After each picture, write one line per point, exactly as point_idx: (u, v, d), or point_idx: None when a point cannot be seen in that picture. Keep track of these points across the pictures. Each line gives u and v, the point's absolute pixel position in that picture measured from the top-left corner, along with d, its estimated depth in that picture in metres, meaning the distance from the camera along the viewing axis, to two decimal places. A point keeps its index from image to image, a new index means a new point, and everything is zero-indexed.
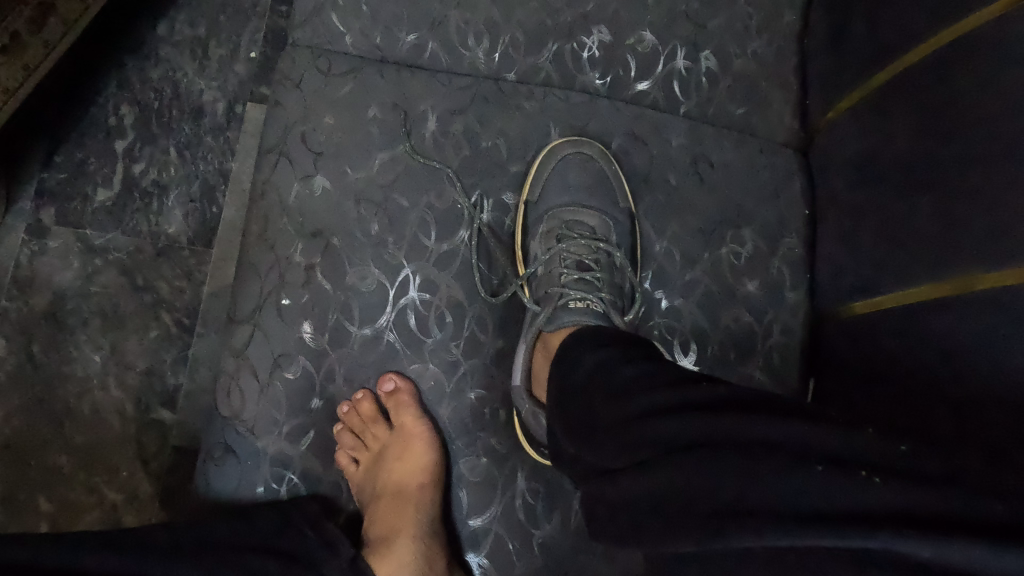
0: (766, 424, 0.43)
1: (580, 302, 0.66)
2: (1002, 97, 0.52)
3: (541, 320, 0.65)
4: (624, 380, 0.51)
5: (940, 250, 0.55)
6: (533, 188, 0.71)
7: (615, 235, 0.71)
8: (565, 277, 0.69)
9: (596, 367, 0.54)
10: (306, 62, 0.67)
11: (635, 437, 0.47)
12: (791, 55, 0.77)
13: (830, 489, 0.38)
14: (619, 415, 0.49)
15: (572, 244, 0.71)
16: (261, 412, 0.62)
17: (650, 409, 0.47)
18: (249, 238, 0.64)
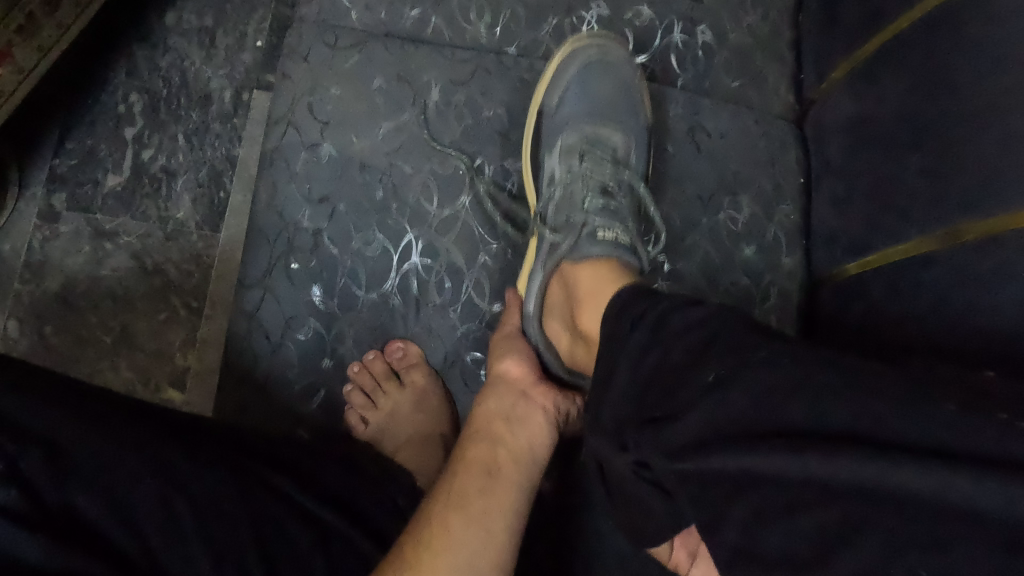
0: (789, 368, 0.39)
1: (609, 234, 0.62)
2: (985, 55, 0.54)
3: (564, 250, 0.62)
4: (667, 331, 0.47)
5: (927, 207, 0.57)
6: (547, 94, 0.71)
7: (633, 158, 0.70)
8: (589, 205, 0.65)
9: (637, 313, 0.51)
10: (313, 36, 0.69)
11: (664, 373, 0.45)
12: (785, 30, 0.79)
13: (854, 424, 0.36)
14: (660, 366, 0.46)
15: (592, 164, 0.69)
16: (271, 371, 0.64)
17: (702, 350, 0.44)
18: (258, 206, 0.66)
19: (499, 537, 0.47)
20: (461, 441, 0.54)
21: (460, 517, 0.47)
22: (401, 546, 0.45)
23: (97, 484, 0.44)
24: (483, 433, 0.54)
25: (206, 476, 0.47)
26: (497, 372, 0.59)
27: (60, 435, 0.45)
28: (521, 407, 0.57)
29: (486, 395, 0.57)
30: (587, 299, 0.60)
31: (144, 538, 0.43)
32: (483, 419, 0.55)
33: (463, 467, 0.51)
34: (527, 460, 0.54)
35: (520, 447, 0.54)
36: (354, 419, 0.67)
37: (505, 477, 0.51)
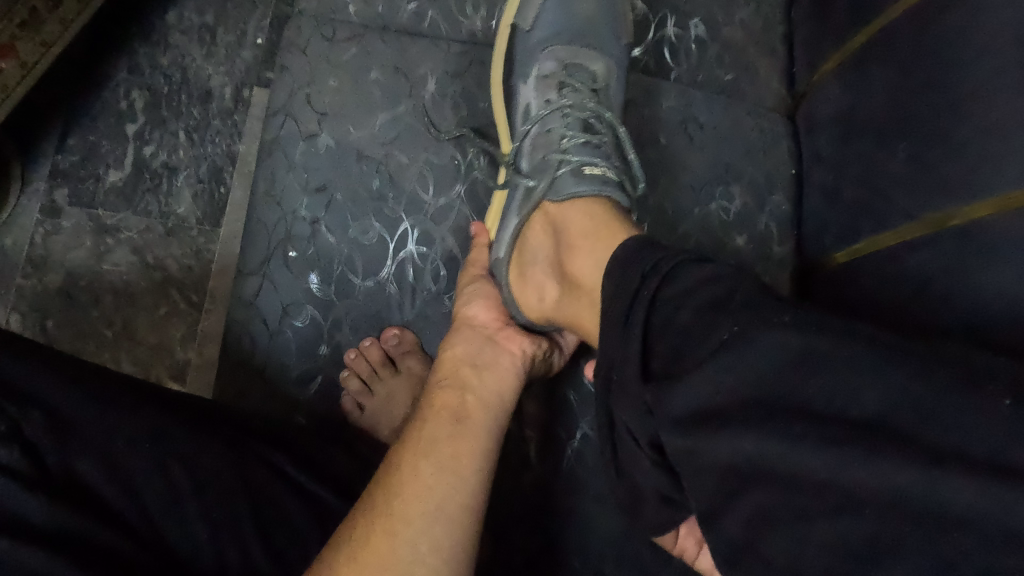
0: (767, 333, 0.39)
1: (596, 170, 0.61)
2: (969, 44, 0.55)
3: (540, 191, 0.62)
4: (671, 289, 0.45)
5: (914, 194, 0.58)
6: (519, 16, 0.72)
7: (614, 90, 0.71)
8: (568, 140, 0.64)
9: (650, 263, 0.47)
10: (311, 29, 0.70)
11: (664, 335, 0.43)
12: (777, 25, 0.80)
13: (838, 404, 0.37)
14: (668, 322, 0.44)
15: (574, 97, 0.68)
16: (269, 358, 0.64)
17: (709, 310, 0.42)
18: (256, 195, 0.67)
19: (468, 475, 0.49)
20: (428, 391, 0.56)
21: (429, 462, 0.49)
22: (369, 493, 0.48)
23: (100, 452, 0.47)
24: (451, 381, 0.56)
25: (202, 449, 0.50)
26: (465, 319, 0.62)
27: (64, 405, 0.48)
28: (487, 351, 0.60)
29: (452, 343, 0.60)
30: (575, 241, 0.57)
31: (140, 502, 0.47)
32: (448, 367, 0.57)
33: (432, 414, 0.53)
34: (492, 406, 0.56)
35: (488, 391, 0.57)
36: (349, 404, 0.69)
37: (472, 424, 0.53)
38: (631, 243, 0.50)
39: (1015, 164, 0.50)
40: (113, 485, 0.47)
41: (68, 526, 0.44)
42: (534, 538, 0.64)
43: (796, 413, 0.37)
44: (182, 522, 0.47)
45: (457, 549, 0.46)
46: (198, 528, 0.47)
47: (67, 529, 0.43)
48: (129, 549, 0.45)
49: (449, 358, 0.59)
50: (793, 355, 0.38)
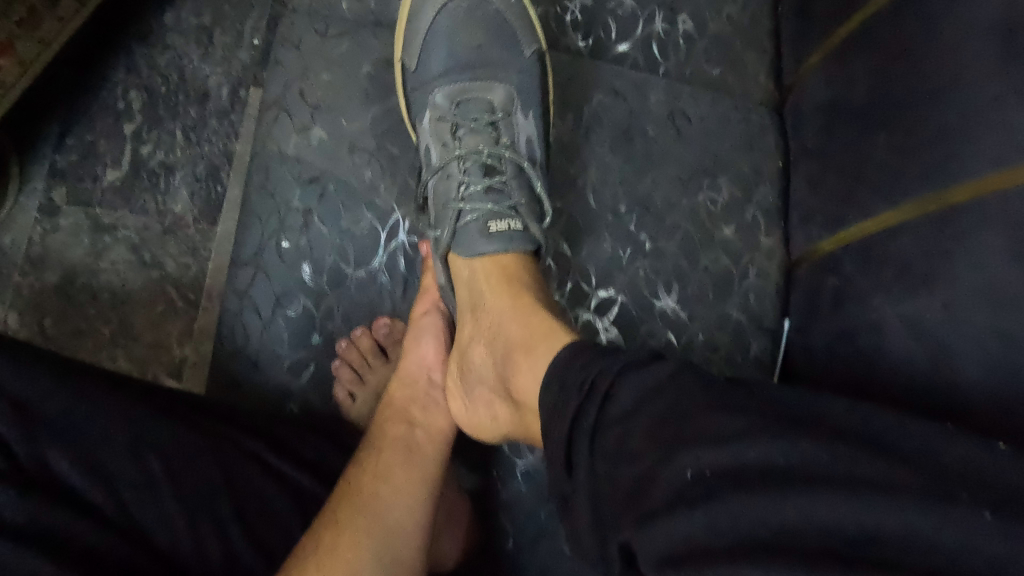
0: (748, 438, 0.38)
1: (502, 226, 0.62)
2: (945, 35, 0.56)
3: (445, 242, 0.64)
4: (616, 408, 0.45)
5: (896, 181, 0.59)
6: (406, 56, 0.70)
7: (517, 111, 0.69)
8: (467, 191, 0.65)
9: (590, 375, 0.47)
10: (305, 25, 0.71)
11: (611, 436, 0.44)
12: (765, 20, 0.81)
13: (829, 521, 0.34)
14: (620, 443, 0.43)
15: (472, 135, 0.68)
16: (263, 347, 0.65)
17: (657, 429, 0.42)
18: (251, 186, 0.68)
19: (418, 499, 0.55)
20: (380, 421, 0.61)
21: (387, 486, 0.54)
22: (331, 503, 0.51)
23: (73, 444, 0.47)
24: (399, 416, 0.61)
25: (179, 438, 0.51)
26: (416, 363, 0.66)
27: (32, 395, 0.47)
28: (430, 396, 0.64)
29: (400, 383, 0.65)
30: (518, 351, 0.55)
31: (117, 497, 0.47)
32: (398, 404, 0.62)
33: (385, 443, 0.58)
34: (440, 438, 0.61)
35: (433, 426, 0.62)
36: (342, 394, 0.67)
37: (424, 453, 0.59)
38: (568, 357, 0.50)
39: (992, 147, 0.51)
40: (86, 478, 0.47)
41: (41, 519, 0.44)
42: (527, 521, 0.66)
43: (785, 533, 0.34)
44: (161, 513, 0.48)
45: (405, 564, 0.52)
46: (175, 517, 0.48)
47: (35, 524, 0.44)
48: (107, 541, 0.45)
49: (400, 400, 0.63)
50: (765, 471, 0.37)
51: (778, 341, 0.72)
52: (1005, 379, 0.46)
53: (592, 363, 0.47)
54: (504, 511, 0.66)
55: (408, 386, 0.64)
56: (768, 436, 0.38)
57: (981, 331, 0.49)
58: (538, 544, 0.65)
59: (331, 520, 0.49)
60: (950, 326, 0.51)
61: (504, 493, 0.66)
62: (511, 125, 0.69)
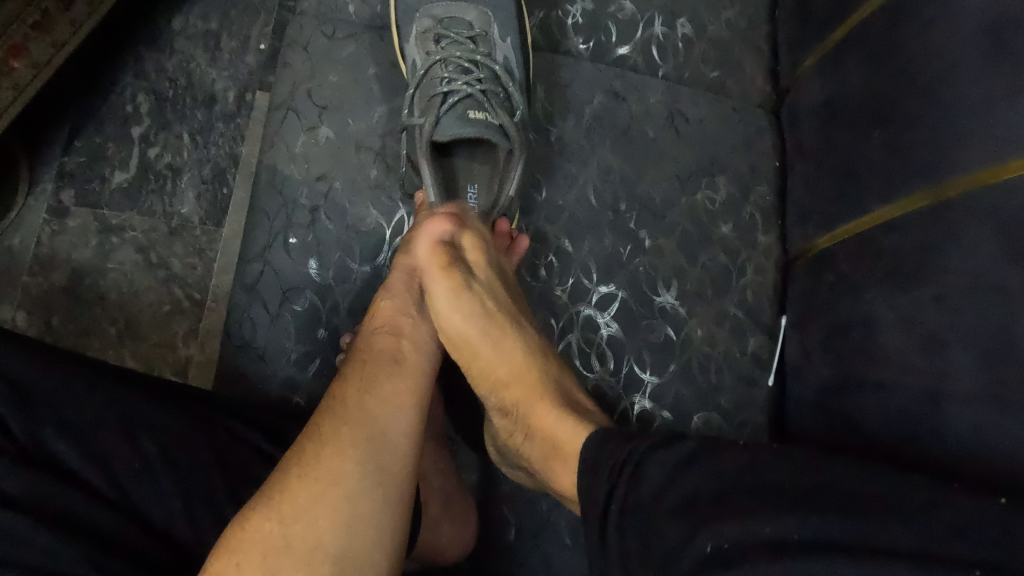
0: (762, 518, 0.41)
1: (479, 114, 0.69)
2: (936, 35, 0.58)
3: (428, 129, 0.66)
4: (647, 489, 0.47)
5: (889, 178, 0.60)
6: None
7: (495, 26, 0.75)
8: (450, 83, 0.70)
9: (623, 455, 0.49)
10: (313, 27, 0.73)
11: (641, 505, 0.47)
12: (761, 25, 0.83)
13: (818, 562, 0.38)
14: (651, 519, 0.46)
15: (451, 42, 0.73)
16: (271, 340, 0.67)
17: (687, 506, 0.44)
18: (259, 184, 0.70)
19: (407, 407, 0.55)
20: (366, 333, 0.61)
21: (373, 398, 0.54)
22: (314, 421, 0.52)
23: (71, 427, 0.49)
24: (387, 328, 0.61)
25: (175, 424, 0.51)
26: (402, 275, 0.64)
27: (32, 379, 0.49)
28: (417, 303, 0.64)
29: (388, 292, 0.63)
30: (554, 457, 0.55)
31: (114, 479, 0.48)
32: (385, 316, 0.62)
33: (371, 356, 0.58)
34: (425, 349, 0.62)
35: (420, 336, 0.62)
36: None
37: (410, 363, 0.59)
38: (596, 447, 0.51)
39: (978, 147, 0.53)
40: (80, 457, 0.48)
41: (39, 495, 0.46)
42: (530, 513, 0.67)
43: None
44: (158, 496, 0.49)
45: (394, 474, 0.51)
46: (172, 499, 0.49)
47: (33, 497, 0.46)
48: (104, 519, 0.47)
49: (385, 315, 0.62)
50: (782, 539, 0.40)
51: (774, 338, 0.73)
52: (993, 414, 0.47)
53: (620, 450, 0.50)
54: (507, 503, 0.67)
55: (396, 293, 0.63)
56: (784, 508, 0.41)
57: (974, 350, 0.49)
58: (539, 536, 0.66)
59: (318, 433, 0.51)
60: (943, 320, 0.52)
61: (505, 485, 0.67)
62: (489, 40, 0.75)
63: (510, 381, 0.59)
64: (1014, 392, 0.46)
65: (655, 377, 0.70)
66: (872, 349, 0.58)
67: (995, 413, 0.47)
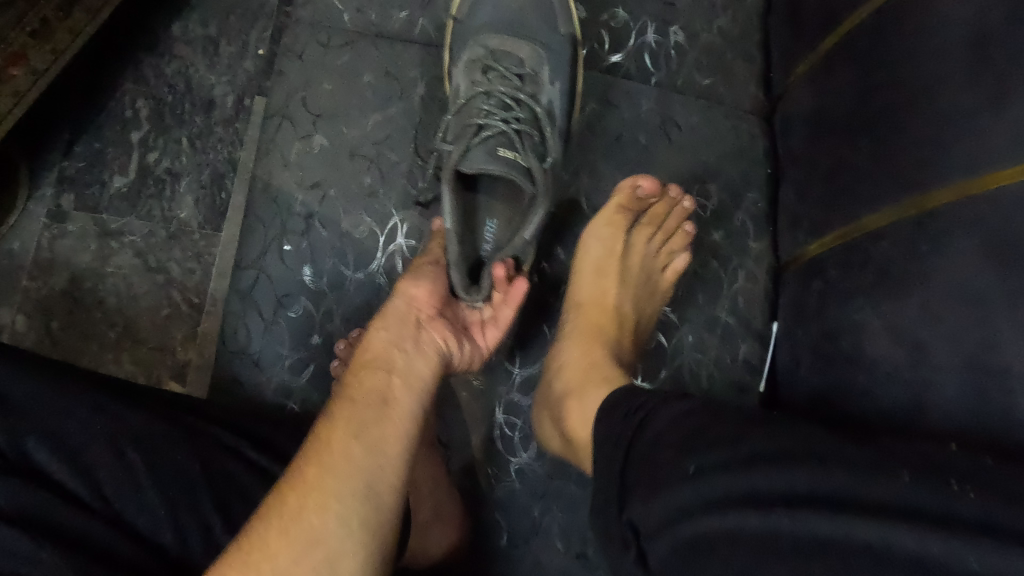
0: (756, 471, 0.41)
1: (508, 152, 0.64)
2: (924, 47, 0.58)
3: (454, 158, 0.62)
4: (650, 439, 0.48)
5: (875, 188, 0.61)
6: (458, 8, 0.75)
7: (544, 69, 0.72)
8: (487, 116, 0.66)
9: (637, 417, 0.50)
10: (308, 37, 0.74)
11: (643, 450, 0.47)
12: (755, 32, 0.83)
13: (796, 522, 0.38)
14: (649, 462, 0.46)
15: (496, 78, 0.70)
16: (265, 346, 0.68)
17: (686, 451, 0.45)
18: (254, 192, 0.70)
19: (399, 455, 0.51)
20: (358, 365, 0.57)
21: (361, 443, 0.50)
22: (297, 465, 0.48)
23: (54, 439, 0.50)
24: (380, 361, 0.56)
25: (159, 435, 0.52)
26: (403, 302, 0.61)
27: (15, 392, 0.50)
28: (414, 334, 0.59)
29: (385, 322, 0.59)
30: (574, 398, 0.58)
31: (99, 490, 0.49)
32: (379, 349, 0.57)
33: (361, 394, 0.53)
34: (418, 387, 0.56)
35: (414, 371, 0.57)
36: None
37: (400, 402, 0.54)
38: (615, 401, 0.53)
39: (959, 159, 0.53)
40: (63, 467, 0.49)
41: (21, 503, 0.47)
42: (523, 517, 0.68)
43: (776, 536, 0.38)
44: (144, 506, 0.49)
45: (382, 529, 0.48)
46: (155, 508, 0.49)
47: (16, 506, 0.47)
48: (85, 528, 0.47)
49: (379, 347, 0.58)
50: (772, 492, 0.40)
51: (766, 345, 0.74)
52: (974, 405, 0.48)
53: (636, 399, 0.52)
54: (499, 508, 0.68)
55: (392, 324, 0.59)
56: (778, 457, 0.41)
57: (957, 362, 0.50)
58: (531, 540, 0.67)
59: (301, 486, 0.47)
60: (928, 329, 0.53)
61: (497, 491, 0.68)
62: (536, 81, 0.71)
63: (580, 307, 0.67)
64: (998, 388, 0.47)
65: (646, 382, 0.73)
66: (858, 358, 0.59)
67: (976, 407, 0.48)
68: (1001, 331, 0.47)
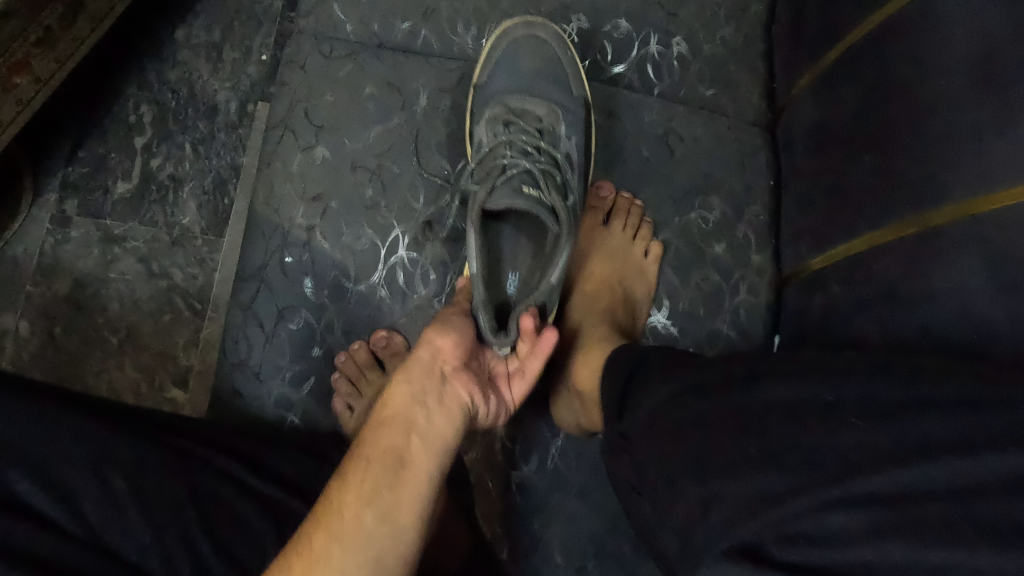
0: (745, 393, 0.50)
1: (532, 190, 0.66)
2: (930, 63, 0.57)
3: (481, 196, 0.64)
4: (657, 375, 0.58)
5: (879, 204, 0.61)
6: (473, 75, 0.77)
7: (562, 125, 0.74)
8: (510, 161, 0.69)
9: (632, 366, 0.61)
10: (310, 48, 0.74)
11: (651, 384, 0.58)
12: (758, 41, 0.83)
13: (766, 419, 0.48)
14: (649, 388, 0.58)
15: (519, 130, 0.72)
16: (265, 359, 0.67)
17: (690, 388, 0.54)
18: (256, 204, 0.70)
19: (407, 529, 0.49)
20: (378, 421, 0.56)
21: (372, 511, 0.49)
22: (305, 531, 0.47)
23: (37, 466, 0.50)
24: (400, 419, 0.55)
25: (145, 458, 0.52)
26: (425, 352, 0.60)
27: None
28: (434, 389, 0.58)
29: (406, 377, 0.58)
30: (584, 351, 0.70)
31: (82, 515, 0.49)
32: (400, 406, 0.56)
33: (377, 456, 0.52)
34: (437, 447, 0.55)
35: (433, 430, 0.55)
36: (340, 405, 0.69)
37: (416, 468, 0.53)
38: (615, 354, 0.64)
39: (965, 176, 0.53)
40: (47, 494, 0.49)
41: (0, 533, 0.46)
42: (523, 530, 0.68)
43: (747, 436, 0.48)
44: (131, 534, 0.49)
45: None
46: (143, 532, 0.49)
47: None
48: (68, 555, 0.47)
49: (399, 401, 0.57)
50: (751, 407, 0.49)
51: None
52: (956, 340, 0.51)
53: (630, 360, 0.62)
54: (500, 521, 0.68)
55: (414, 380, 0.58)
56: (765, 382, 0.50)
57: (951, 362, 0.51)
58: (531, 554, 0.67)
59: (307, 554, 0.46)
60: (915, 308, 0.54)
61: (499, 504, 0.68)
62: (555, 135, 0.74)
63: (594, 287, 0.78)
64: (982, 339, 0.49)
65: None
66: None
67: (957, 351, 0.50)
68: (992, 320, 0.48)
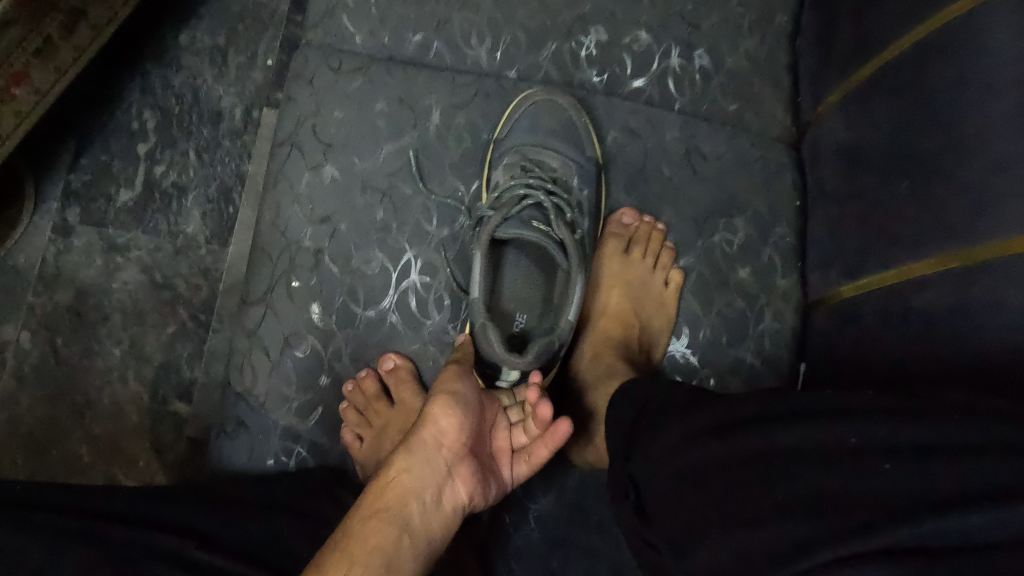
0: (775, 430, 0.46)
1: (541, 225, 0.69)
2: (972, 88, 0.54)
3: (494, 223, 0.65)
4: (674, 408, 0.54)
5: (918, 234, 0.57)
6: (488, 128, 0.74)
7: (576, 180, 0.74)
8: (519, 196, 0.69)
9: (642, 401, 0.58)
10: (318, 61, 0.71)
11: (669, 416, 0.54)
12: (783, 53, 0.80)
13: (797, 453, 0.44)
14: (663, 419, 0.54)
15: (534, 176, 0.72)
16: (272, 387, 0.65)
17: (709, 426, 0.50)
18: (262, 226, 0.68)
19: None
20: (374, 506, 0.53)
21: None
22: None
23: None
24: (393, 513, 0.53)
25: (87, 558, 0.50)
26: (430, 433, 0.57)
27: None
28: (432, 480, 0.55)
29: (407, 459, 0.56)
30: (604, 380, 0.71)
31: None
32: (395, 495, 0.54)
33: (364, 551, 0.50)
34: (423, 549, 0.53)
35: (421, 530, 0.54)
36: (349, 436, 0.67)
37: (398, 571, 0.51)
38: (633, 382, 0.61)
39: (1012, 208, 0.50)
40: None
41: None
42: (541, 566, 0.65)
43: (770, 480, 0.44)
44: None
45: None
46: None
47: None
48: None
49: (396, 484, 0.55)
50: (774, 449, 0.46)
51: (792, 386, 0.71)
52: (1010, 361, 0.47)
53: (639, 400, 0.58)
54: (515, 559, 0.65)
55: (415, 464, 0.56)
56: (787, 421, 0.46)
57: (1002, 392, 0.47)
58: None
59: None
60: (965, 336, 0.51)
61: (515, 540, 0.65)
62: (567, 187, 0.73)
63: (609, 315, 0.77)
64: None
65: None
66: None
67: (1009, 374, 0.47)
68: None
